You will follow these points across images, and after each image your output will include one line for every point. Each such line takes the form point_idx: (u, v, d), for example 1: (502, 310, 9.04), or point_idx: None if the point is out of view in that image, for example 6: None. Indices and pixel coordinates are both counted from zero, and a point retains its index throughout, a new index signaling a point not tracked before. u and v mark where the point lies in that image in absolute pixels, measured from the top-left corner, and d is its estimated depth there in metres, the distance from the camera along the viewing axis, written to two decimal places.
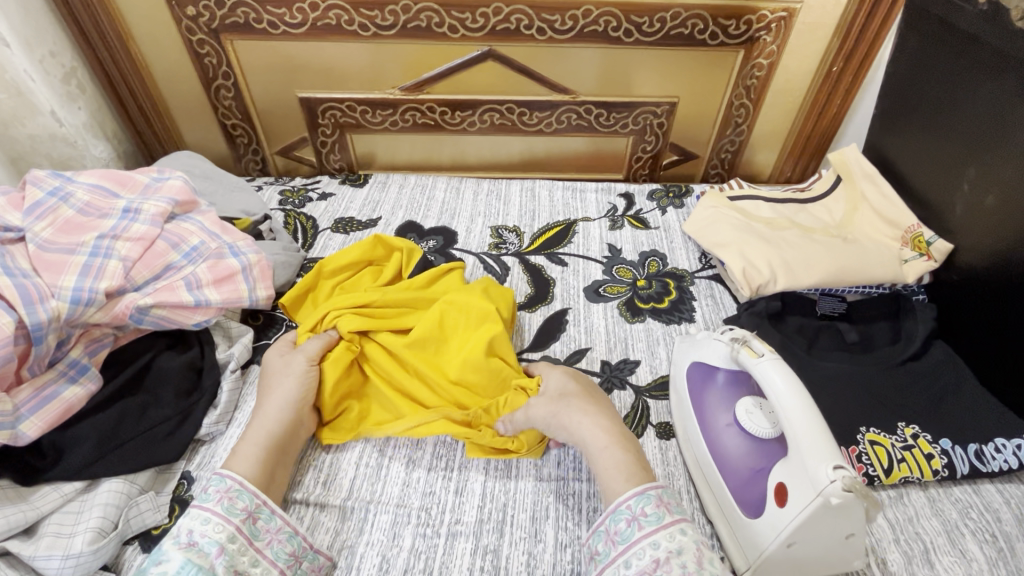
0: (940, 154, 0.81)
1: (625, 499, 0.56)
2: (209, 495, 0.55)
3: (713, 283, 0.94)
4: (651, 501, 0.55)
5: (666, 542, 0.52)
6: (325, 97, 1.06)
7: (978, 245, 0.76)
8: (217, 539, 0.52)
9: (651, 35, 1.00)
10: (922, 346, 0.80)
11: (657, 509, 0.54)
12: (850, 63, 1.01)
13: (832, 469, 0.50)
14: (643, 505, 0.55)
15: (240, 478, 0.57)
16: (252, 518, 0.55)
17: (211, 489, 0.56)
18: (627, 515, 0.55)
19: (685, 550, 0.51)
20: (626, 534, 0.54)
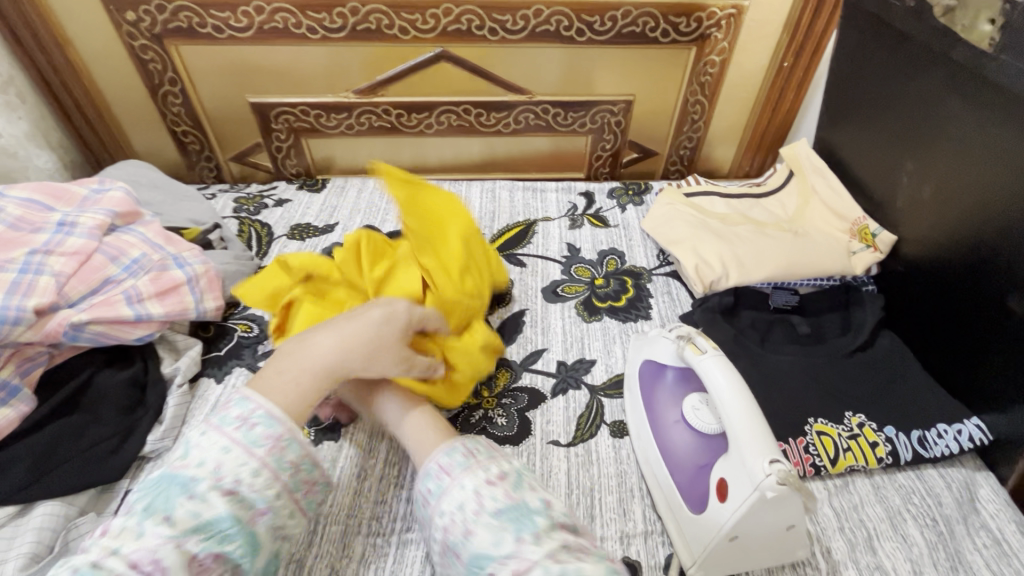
0: (882, 147, 0.82)
1: (434, 459, 0.54)
2: (259, 439, 0.47)
3: (670, 279, 0.95)
4: (436, 470, 0.53)
5: (460, 490, 0.50)
6: (277, 102, 1.05)
7: (919, 236, 0.78)
8: (264, 496, 0.46)
9: (603, 34, 1.00)
10: (870, 336, 0.82)
11: (465, 455, 0.54)
12: (800, 58, 1.03)
13: (768, 463, 0.51)
14: (451, 458, 0.53)
15: (265, 403, 0.49)
16: (300, 473, 0.49)
17: (260, 431, 0.47)
18: (437, 469, 0.53)
19: (463, 502, 0.49)
20: (437, 489, 0.52)
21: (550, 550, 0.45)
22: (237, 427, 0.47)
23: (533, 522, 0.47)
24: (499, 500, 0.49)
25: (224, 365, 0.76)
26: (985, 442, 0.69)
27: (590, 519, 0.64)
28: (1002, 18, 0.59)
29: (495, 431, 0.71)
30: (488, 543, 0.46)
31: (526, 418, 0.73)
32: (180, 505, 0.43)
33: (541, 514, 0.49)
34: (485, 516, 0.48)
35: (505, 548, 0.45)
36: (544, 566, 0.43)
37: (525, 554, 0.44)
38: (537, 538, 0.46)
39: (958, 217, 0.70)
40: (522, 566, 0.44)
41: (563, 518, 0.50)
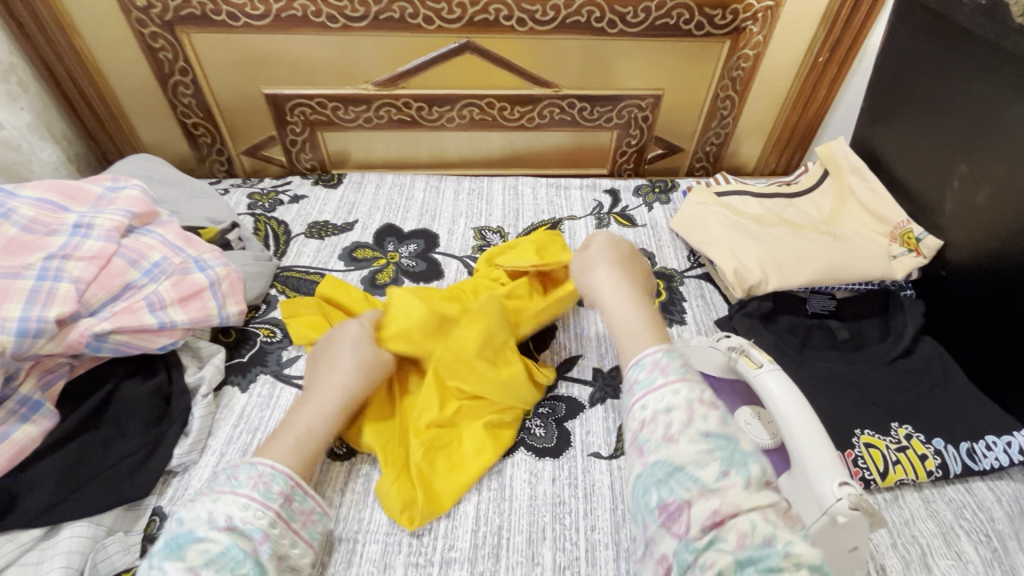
0: (930, 148, 0.79)
1: (651, 354, 0.56)
2: (241, 481, 0.51)
3: (703, 282, 0.92)
4: (650, 365, 0.55)
5: (674, 396, 0.50)
6: (292, 93, 1.00)
7: (968, 241, 0.76)
8: (260, 525, 0.49)
9: (635, 26, 0.96)
10: (911, 343, 0.80)
11: (682, 365, 0.55)
12: (835, 53, 1.00)
13: (837, 487, 0.49)
14: (667, 360, 0.55)
15: (271, 461, 0.54)
16: (289, 501, 0.53)
17: (242, 475, 0.52)
18: (652, 364, 0.55)
19: (674, 407, 0.50)
20: (648, 381, 0.53)
21: (753, 502, 0.43)
22: (225, 483, 0.51)
23: (747, 467, 0.45)
24: (711, 424, 0.48)
25: (247, 372, 0.72)
26: None
27: None
28: None
29: (533, 443, 0.69)
30: (689, 462, 0.46)
31: (565, 428, 0.71)
32: (188, 551, 0.45)
33: (753, 460, 0.46)
34: (695, 434, 0.47)
35: (711, 477, 0.44)
36: (750, 520, 0.42)
37: (730, 495, 0.43)
38: (747, 484, 0.44)
39: (1015, 222, 0.68)
40: (724, 508, 0.42)
41: (772, 481, 0.46)
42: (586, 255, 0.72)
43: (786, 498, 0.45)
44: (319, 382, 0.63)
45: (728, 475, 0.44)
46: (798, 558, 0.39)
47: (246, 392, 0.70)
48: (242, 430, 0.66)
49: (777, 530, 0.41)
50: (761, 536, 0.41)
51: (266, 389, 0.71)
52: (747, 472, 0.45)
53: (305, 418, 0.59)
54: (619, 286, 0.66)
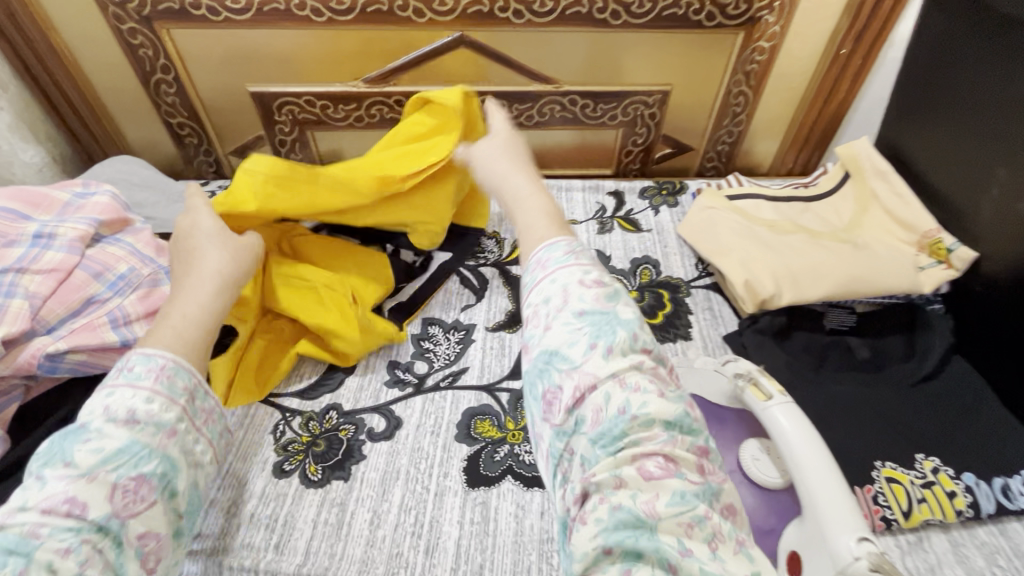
0: (965, 151, 0.72)
1: (562, 241, 0.52)
2: (139, 374, 0.50)
3: (711, 293, 0.86)
4: (563, 248, 0.50)
5: (551, 284, 0.48)
6: (279, 91, 0.95)
7: (1006, 254, 0.68)
8: (161, 417, 0.49)
9: (641, 17, 0.89)
10: (939, 364, 0.73)
11: (593, 254, 0.51)
12: (859, 44, 0.92)
13: (855, 542, 0.44)
14: (552, 253, 0.51)
15: (173, 356, 0.52)
16: (194, 398, 0.53)
17: (140, 368, 0.50)
18: (566, 247, 0.51)
19: (550, 295, 0.47)
20: (559, 260, 0.49)
21: (615, 369, 0.43)
22: (119, 375, 0.50)
23: (612, 335, 0.44)
24: (587, 303, 0.46)
25: None
26: None
27: None
28: None
29: (522, 471, 0.64)
30: (561, 343, 0.45)
31: None
32: (75, 450, 0.45)
33: (626, 328, 0.45)
34: (569, 314, 0.46)
35: (579, 354, 0.44)
36: (605, 393, 0.42)
37: (588, 368, 0.43)
38: (608, 352, 0.43)
39: None
40: (583, 382, 0.43)
41: (649, 343, 0.46)
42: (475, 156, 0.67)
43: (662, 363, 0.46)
44: (191, 287, 0.58)
45: (593, 348, 0.44)
46: (648, 417, 0.41)
47: None
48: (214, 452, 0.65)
49: (635, 396, 0.42)
50: (621, 407, 0.41)
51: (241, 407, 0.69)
52: (612, 340, 0.44)
53: (181, 312, 0.56)
54: (512, 166, 0.63)
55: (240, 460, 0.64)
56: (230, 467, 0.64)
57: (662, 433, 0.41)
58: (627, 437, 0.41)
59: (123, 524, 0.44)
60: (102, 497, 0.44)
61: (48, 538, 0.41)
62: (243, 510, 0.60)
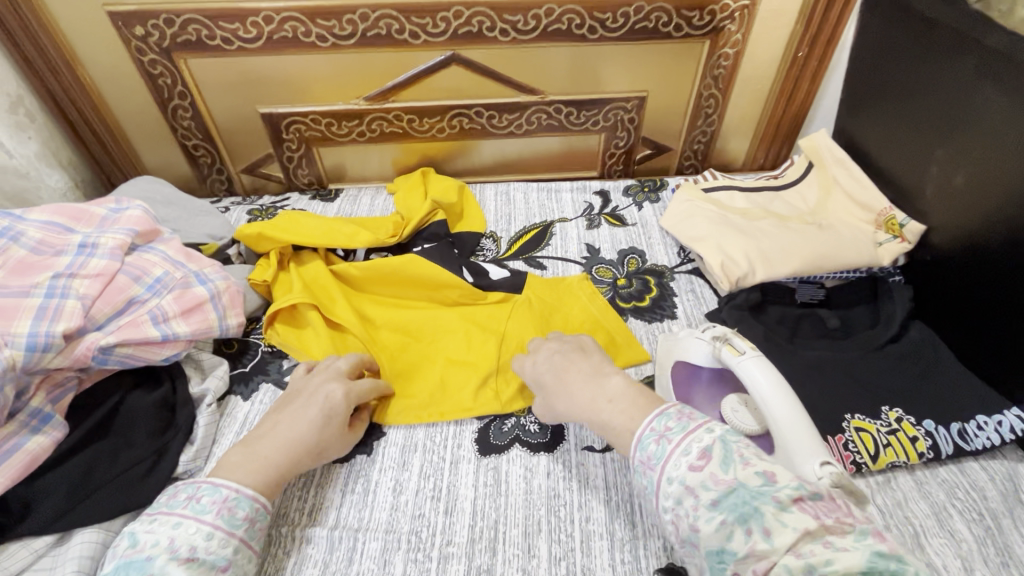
0: (905, 135, 0.81)
1: (646, 424, 0.53)
2: (204, 506, 0.51)
3: (693, 277, 0.94)
4: (652, 438, 0.51)
5: (672, 486, 0.48)
6: (287, 112, 1.03)
7: (948, 225, 0.77)
8: (222, 555, 0.50)
9: (616, 31, 0.98)
10: (902, 328, 0.80)
11: (679, 421, 0.52)
12: (815, 47, 1.01)
13: (820, 466, 0.51)
14: (646, 449, 0.51)
15: (236, 485, 0.54)
16: (254, 523, 0.53)
17: (205, 500, 0.52)
18: (654, 436, 0.51)
19: (678, 497, 0.47)
20: (658, 453, 0.50)
21: (786, 544, 0.41)
22: (183, 506, 0.51)
23: (760, 514, 0.43)
24: (713, 489, 0.45)
25: (250, 382, 0.77)
26: None
27: (632, 526, 0.63)
28: None
29: (528, 439, 0.70)
30: (719, 540, 0.44)
31: (559, 424, 0.72)
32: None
33: (765, 498, 0.44)
34: (706, 509, 0.45)
35: (740, 546, 0.42)
36: (784, 565, 0.40)
37: (759, 551, 0.41)
38: (767, 532, 0.42)
39: (991, 204, 0.68)
40: (761, 566, 0.41)
41: (794, 491, 0.44)
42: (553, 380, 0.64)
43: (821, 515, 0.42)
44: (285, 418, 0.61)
45: (750, 533, 0.42)
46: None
47: (249, 400, 0.75)
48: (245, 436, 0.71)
49: (817, 559, 0.40)
50: (805, 572, 0.39)
51: (268, 396, 0.76)
52: (761, 518, 0.42)
53: (275, 439, 0.58)
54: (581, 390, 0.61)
55: None
56: None
57: None
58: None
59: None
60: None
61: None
62: None
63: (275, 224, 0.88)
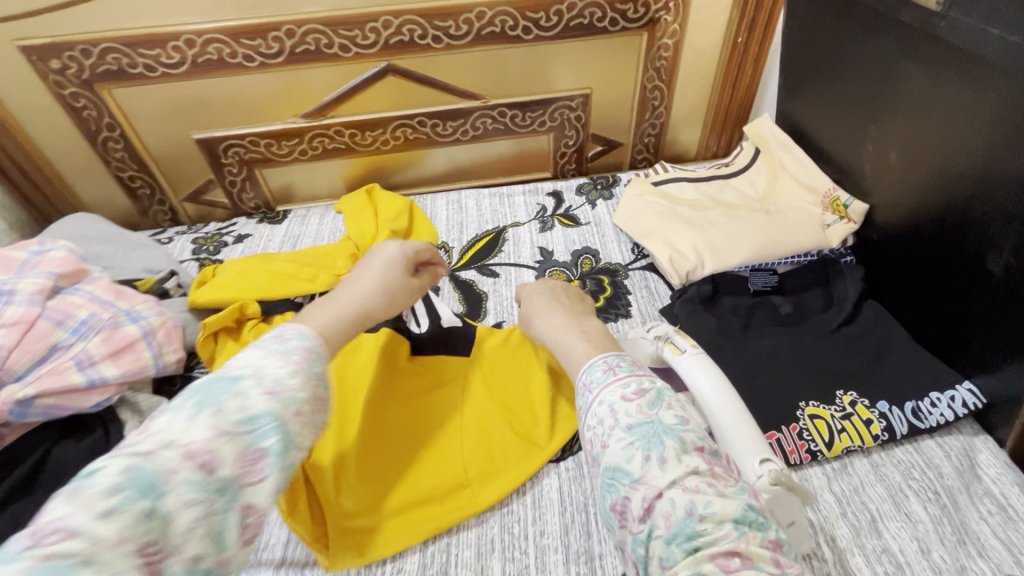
0: (841, 115, 0.80)
1: (601, 358, 0.59)
2: (292, 348, 0.49)
3: (647, 273, 0.93)
4: (601, 367, 0.57)
5: (600, 405, 0.53)
6: (223, 135, 1.01)
7: (888, 202, 0.76)
8: (274, 414, 0.43)
9: (551, 29, 0.97)
10: (854, 308, 0.80)
11: (630, 364, 0.57)
12: (753, 33, 1.01)
13: (759, 464, 0.52)
14: (593, 374, 0.57)
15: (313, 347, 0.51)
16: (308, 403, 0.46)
17: (294, 343, 0.50)
18: (604, 366, 0.57)
19: (602, 418, 0.53)
20: (602, 379, 0.56)
21: (674, 476, 0.46)
22: (272, 343, 0.49)
23: (662, 445, 0.48)
24: (634, 416, 0.51)
25: None
26: (980, 407, 0.67)
27: (587, 537, 0.61)
28: None
29: None
30: (620, 460, 0.49)
31: None
32: (229, 399, 0.42)
33: (673, 435, 0.49)
34: (621, 431, 0.50)
35: (637, 469, 0.48)
36: (670, 499, 0.45)
37: (652, 480, 0.47)
38: (665, 462, 0.47)
39: (924, 180, 0.68)
40: (650, 493, 0.46)
41: (696, 441, 0.50)
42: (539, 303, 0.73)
43: (713, 461, 0.49)
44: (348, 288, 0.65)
45: (650, 460, 0.48)
46: (716, 517, 0.44)
47: None
48: None
49: (699, 497, 0.45)
50: (687, 504, 0.45)
51: None
52: (662, 449, 0.48)
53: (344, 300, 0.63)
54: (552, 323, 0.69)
55: None
56: None
57: (732, 529, 0.43)
58: (700, 535, 0.43)
59: (239, 486, 0.40)
60: (231, 457, 0.40)
61: (177, 484, 0.37)
62: None
63: (223, 278, 0.87)
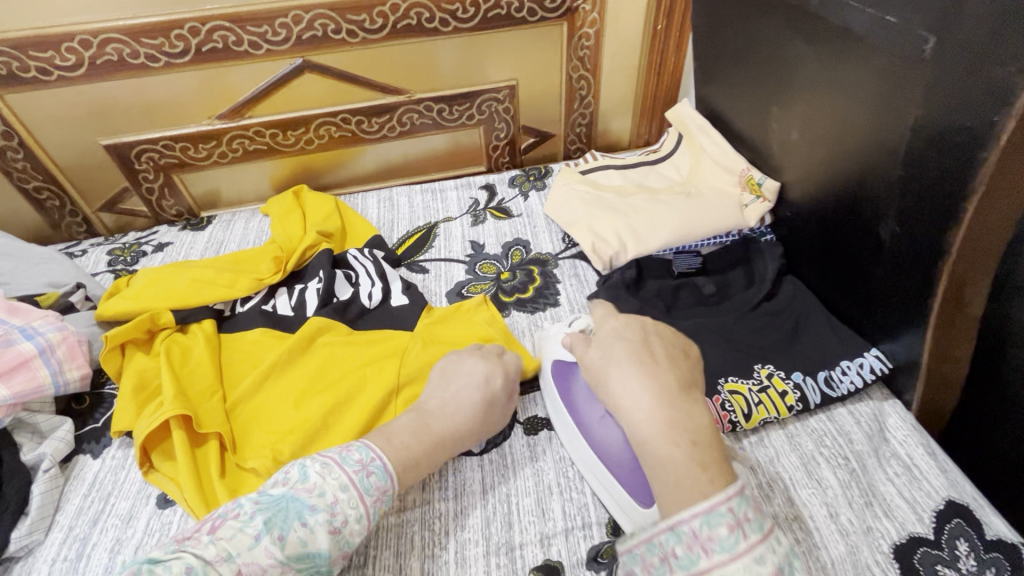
0: (747, 96, 0.82)
1: (726, 500, 0.44)
2: (370, 486, 0.54)
3: (577, 261, 0.93)
4: (728, 522, 0.43)
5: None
6: (134, 140, 0.96)
7: (796, 180, 0.78)
8: (350, 540, 0.52)
9: (469, 21, 0.96)
10: (773, 285, 0.82)
11: (759, 516, 0.45)
12: (670, 19, 1.02)
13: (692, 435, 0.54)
14: (714, 529, 0.43)
15: (381, 455, 0.56)
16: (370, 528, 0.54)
17: (374, 481, 0.54)
18: (731, 520, 0.43)
19: None
20: (726, 543, 0.42)
21: None
22: (355, 470, 0.54)
23: None
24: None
25: (102, 437, 0.71)
26: (887, 372, 0.70)
27: (508, 527, 0.61)
28: None
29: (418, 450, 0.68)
30: None
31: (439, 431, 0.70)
32: (296, 528, 0.48)
33: None
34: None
35: None
36: None
37: None
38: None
39: (823, 156, 0.70)
40: None
41: None
42: (600, 340, 0.61)
43: None
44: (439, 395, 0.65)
45: None
46: None
47: (99, 458, 0.69)
48: (92, 499, 0.66)
49: None
50: None
51: (122, 450, 0.71)
52: None
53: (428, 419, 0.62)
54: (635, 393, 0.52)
55: (122, 498, 0.65)
56: (110, 508, 0.65)
57: None
58: None
59: None
60: None
61: None
62: (126, 544, 0.61)
63: (133, 289, 0.83)
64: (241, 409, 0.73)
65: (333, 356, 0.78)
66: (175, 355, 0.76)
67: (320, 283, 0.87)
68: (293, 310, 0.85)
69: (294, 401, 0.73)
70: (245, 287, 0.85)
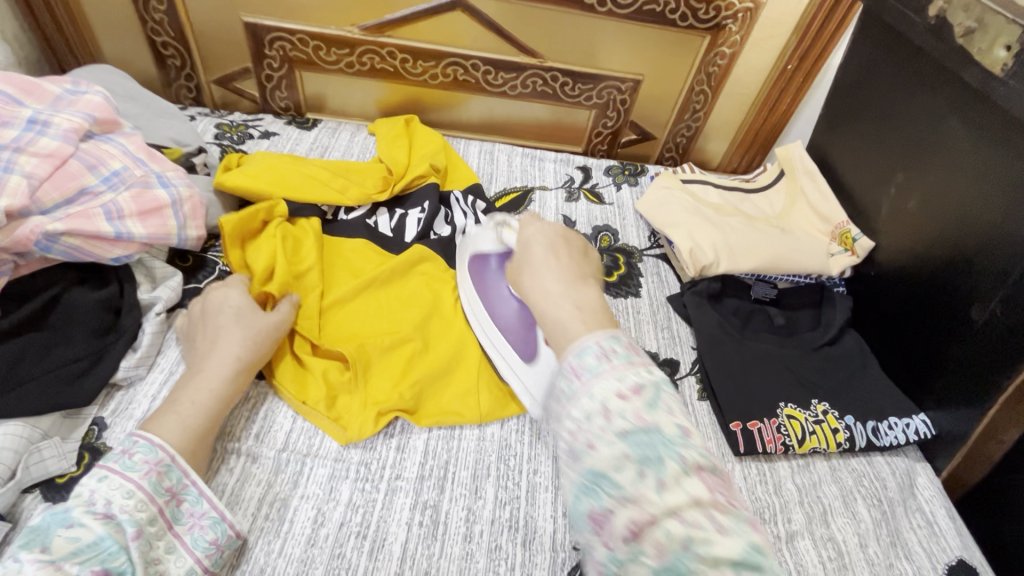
0: (876, 156, 0.87)
1: (594, 338, 0.49)
2: (134, 464, 0.49)
3: (660, 261, 0.98)
4: (593, 351, 0.48)
5: (589, 399, 0.45)
6: (274, 26, 0.98)
7: (893, 245, 0.83)
8: (137, 518, 0.46)
9: (623, 8, 0.99)
10: (838, 333, 0.86)
11: (627, 349, 0.49)
12: (803, 63, 1.05)
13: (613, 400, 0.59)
14: (584, 359, 0.48)
15: (170, 449, 0.51)
16: (177, 500, 0.51)
17: (138, 458, 0.49)
18: (597, 350, 0.48)
19: (590, 412, 0.44)
20: (593, 366, 0.47)
21: (672, 504, 0.40)
22: (115, 460, 0.49)
23: (661, 464, 0.41)
24: (628, 420, 0.43)
25: None
26: (928, 437, 0.74)
27: None
28: (1016, 45, 0.62)
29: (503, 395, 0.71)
30: (608, 467, 0.42)
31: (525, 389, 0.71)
32: (92, 518, 0.45)
33: (674, 451, 0.42)
34: (614, 436, 0.43)
35: (627, 483, 0.41)
36: (666, 528, 0.39)
37: (646, 503, 0.40)
38: (661, 483, 0.40)
39: (936, 229, 0.75)
40: (641, 518, 0.40)
41: (699, 456, 0.43)
42: (521, 238, 0.64)
43: (716, 485, 0.42)
44: (203, 356, 0.60)
45: (644, 476, 0.41)
46: (715, 558, 0.38)
47: None
48: None
49: (696, 532, 0.39)
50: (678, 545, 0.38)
51: None
52: (661, 469, 0.41)
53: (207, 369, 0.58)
54: (547, 242, 0.62)
55: None
56: None
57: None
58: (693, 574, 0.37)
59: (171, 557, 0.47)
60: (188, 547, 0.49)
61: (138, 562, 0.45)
62: None
63: (250, 168, 0.84)
64: (342, 308, 0.76)
65: (434, 283, 0.81)
66: (285, 241, 0.79)
67: (423, 213, 0.89)
68: (393, 231, 0.88)
69: (387, 316, 0.76)
70: (358, 195, 0.87)
